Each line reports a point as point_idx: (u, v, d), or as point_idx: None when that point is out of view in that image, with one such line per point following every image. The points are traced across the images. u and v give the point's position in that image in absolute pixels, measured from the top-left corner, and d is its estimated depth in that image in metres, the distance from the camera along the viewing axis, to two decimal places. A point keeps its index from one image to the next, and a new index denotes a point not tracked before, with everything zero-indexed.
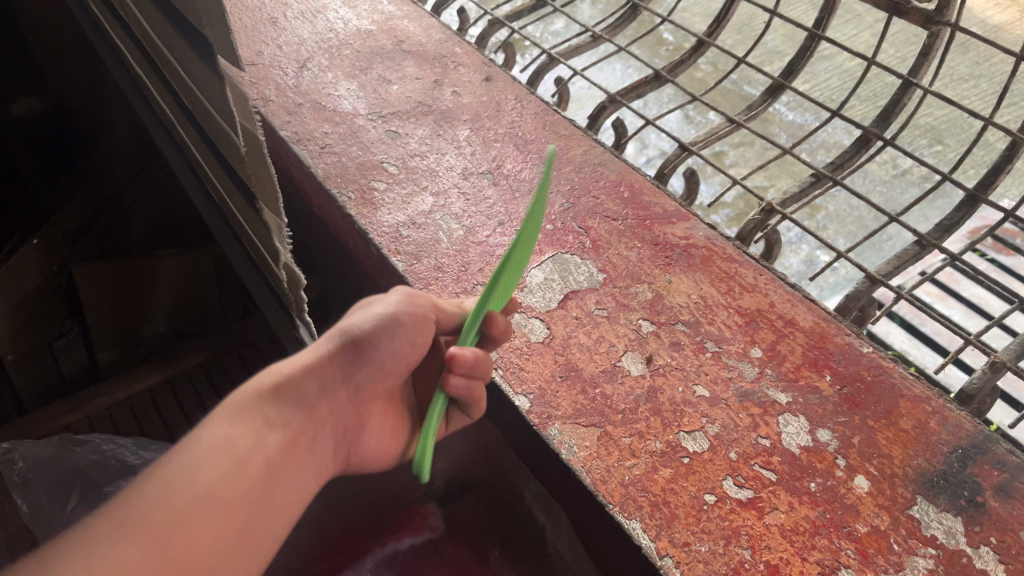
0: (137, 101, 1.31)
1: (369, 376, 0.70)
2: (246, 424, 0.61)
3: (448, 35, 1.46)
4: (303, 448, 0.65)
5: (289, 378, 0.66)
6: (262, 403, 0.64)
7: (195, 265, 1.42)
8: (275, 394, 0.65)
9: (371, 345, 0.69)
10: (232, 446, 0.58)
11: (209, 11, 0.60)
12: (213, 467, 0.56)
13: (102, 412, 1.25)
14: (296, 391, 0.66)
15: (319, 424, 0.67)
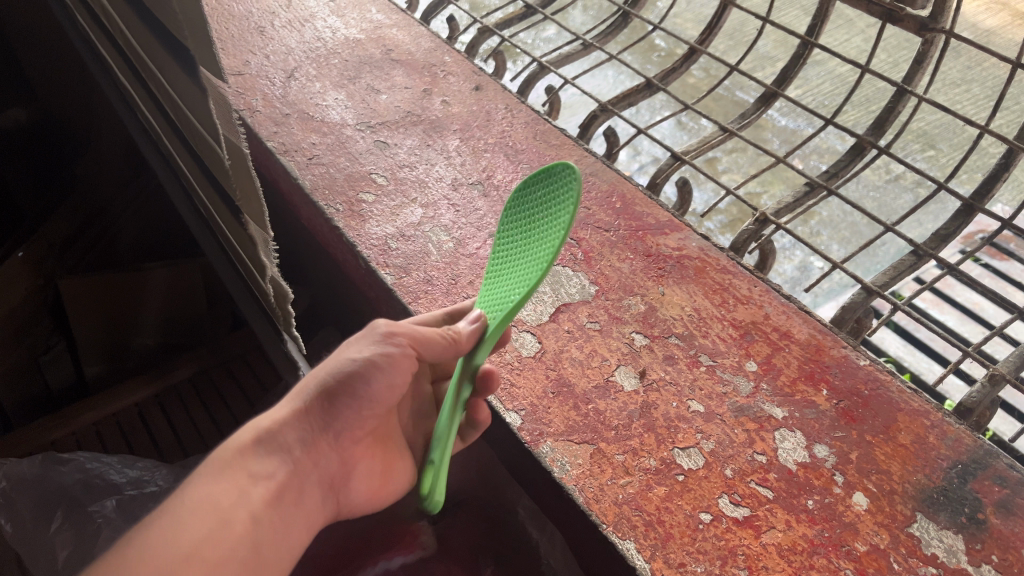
0: (123, 111, 1.29)
1: (352, 421, 0.69)
2: (228, 481, 0.62)
3: (438, 44, 1.44)
4: (289, 501, 0.65)
5: (271, 429, 0.66)
6: (247, 458, 0.64)
7: (184, 277, 1.40)
8: (259, 447, 0.65)
9: (353, 391, 0.67)
10: (214, 503, 0.60)
11: (188, 20, 0.58)
12: (196, 524, 0.58)
13: (88, 429, 1.23)
14: (280, 443, 0.66)
15: (305, 473, 0.67)
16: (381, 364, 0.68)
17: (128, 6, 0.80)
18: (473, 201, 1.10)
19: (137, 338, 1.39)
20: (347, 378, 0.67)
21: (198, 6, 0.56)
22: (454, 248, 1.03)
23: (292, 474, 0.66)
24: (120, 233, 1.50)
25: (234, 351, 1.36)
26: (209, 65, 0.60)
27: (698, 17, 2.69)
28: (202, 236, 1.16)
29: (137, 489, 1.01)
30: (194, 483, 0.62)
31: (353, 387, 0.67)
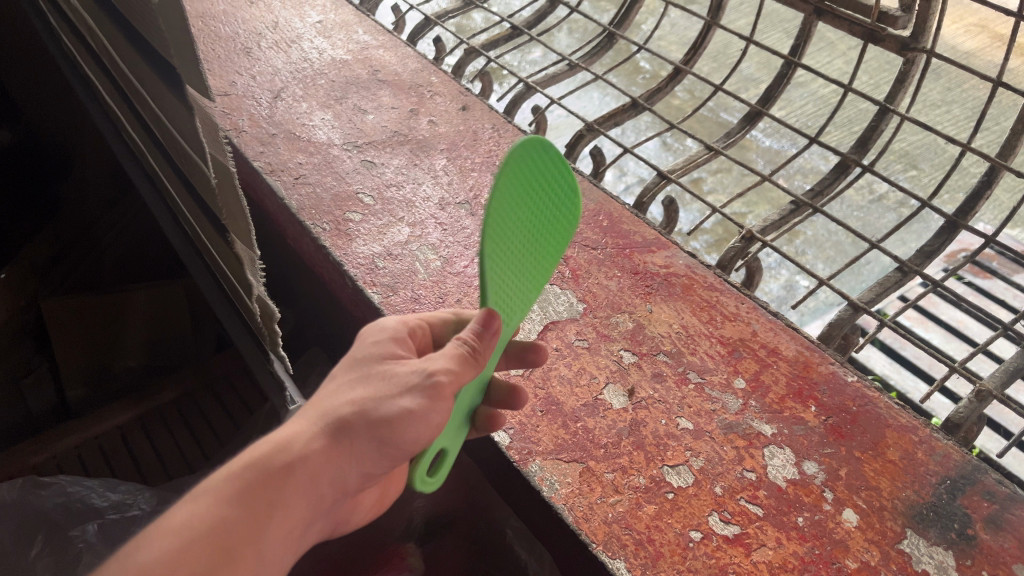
0: (109, 133, 1.29)
1: (387, 461, 0.59)
2: (244, 510, 0.53)
3: (424, 65, 1.45)
4: (297, 534, 0.57)
5: (304, 457, 0.56)
6: (269, 482, 0.55)
7: (167, 298, 1.39)
8: (285, 476, 0.55)
9: (395, 437, 0.56)
10: (222, 533, 0.51)
11: (174, 37, 0.58)
12: (198, 563, 0.49)
13: (70, 452, 1.21)
14: (309, 474, 0.56)
15: (320, 505, 0.58)
16: (432, 409, 0.56)
17: (114, 27, 0.80)
18: (460, 220, 1.10)
19: (119, 359, 1.37)
20: (396, 421, 0.56)
21: (182, 19, 0.55)
22: (442, 266, 1.02)
23: (308, 510, 0.57)
24: (103, 256, 1.48)
25: (220, 372, 1.34)
26: (195, 82, 0.60)
27: (682, 40, 2.72)
28: (187, 256, 1.15)
29: (119, 513, 1.00)
30: (201, 502, 0.52)
31: (398, 431, 0.56)
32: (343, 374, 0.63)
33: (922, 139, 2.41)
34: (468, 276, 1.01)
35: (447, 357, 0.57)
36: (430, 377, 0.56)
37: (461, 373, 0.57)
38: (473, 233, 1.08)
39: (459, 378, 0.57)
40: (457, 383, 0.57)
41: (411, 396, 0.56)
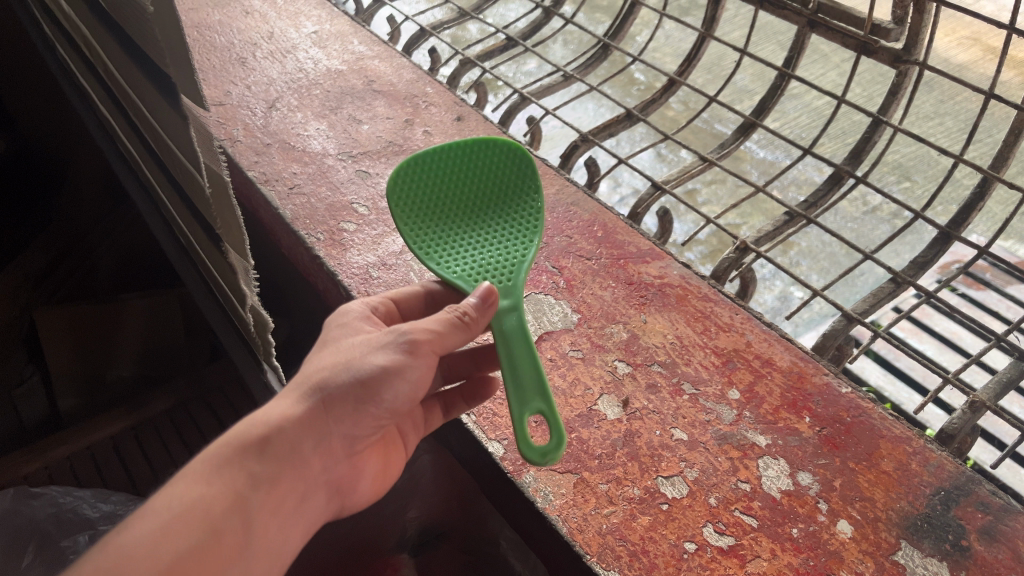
0: (104, 142, 1.29)
1: (365, 421, 0.63)
2: (225, 484, 0.53)
3: (419, 75, 1.45)
4: (284, 509, 0.57)
5: (280, 428, 0.58)
6: (248, 453, 0.56)
7: (162, 308, 1.40)
8: (262, 447, 0.57)
9: (373, 397, 0.61)
10: (207, 509, 0.51)
11: (170, 47, 0.58)
12: (190, 532, 0.49)
13: (62, 463, 1.22)
14: (285, 446, 0.58)
15: (303, 479, 0.59)
16: (407, 366, 0.62)
17: (111, 37, 0.80)
18: None
19: (112, 369, 1.35)
20: (372, 380, 0.61)
21: (177, 27, 0.55)
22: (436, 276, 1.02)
23: (294, 477, 0.58)
24: (96, 266, 1.49)
25: (214, 382, 1.33)
26: (190, 91, 0.60)
27: (677, 52, 2.73)
28: (181, 266, 1.15)
29: (110, 523, 1.00)
30: (185, 480, 0.52)
31: (375, 391, 0.61)
32: (337, 359, 0.62)
33: (916, 150, 2.42)
34: None
35: (428, 319, 0.64)
36: (407, 333, 0.62)
37: (440, 334, 0.63)
38: None
39: (438, 339, 0.63)
40: (437, 340, 0.64)
41: (388, 351, 0.62)
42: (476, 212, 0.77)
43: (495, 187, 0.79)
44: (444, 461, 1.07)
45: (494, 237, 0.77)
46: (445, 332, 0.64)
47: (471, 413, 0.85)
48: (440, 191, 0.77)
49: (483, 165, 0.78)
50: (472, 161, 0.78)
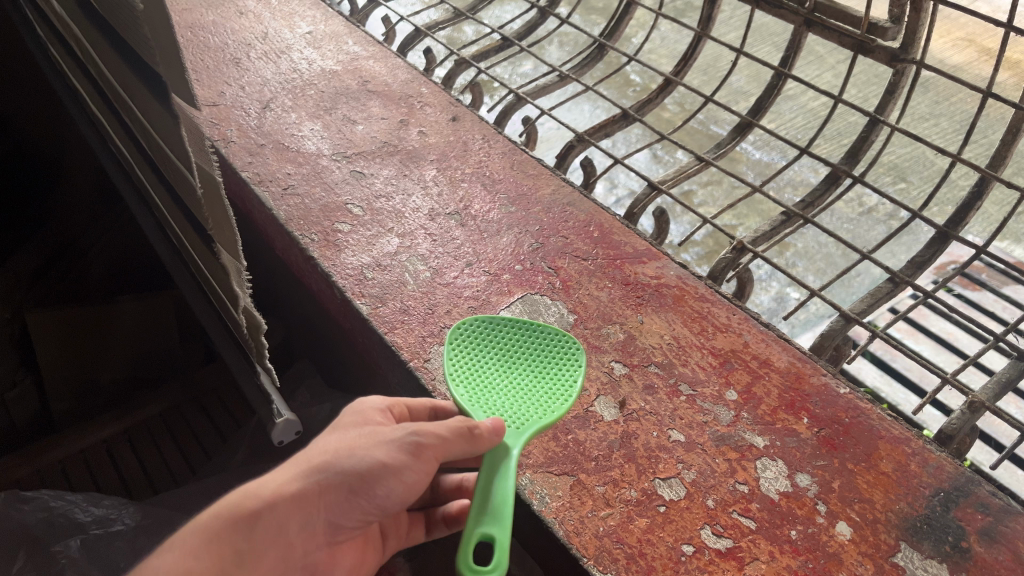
0: (96, 142, 1.28)
1: (355, 516, 0.64)
2: (210, 558, 0.57)
3: (414, 76, 1.44)
4: None
5: (271, 505, 0.59)
6: (236, 528, 0.59)
7: (153, 309, 1.38)
8: (252, 522, 0.59)
9: (366, 490, 0.62)
10: None
11: (160, 44, 0.57)
12: None
13: (55, 466, 1.21)
14: (276, 523, 0.60)
15: (288, 557, 0.62)
16: (406, 467, 0.63)
17: (101, 37, 0.79)
18: (450, 230, 1.09)
19: (104, 372, 1.35)
20: (368, 474, 0.62)
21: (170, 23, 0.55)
22: (431, 277, 1.01)
23: (273, 559, 0.60)
24: (89, 267, 1.48)
25: (207, 386, 1.35)
26: (181, 88, 0.59)
27: (672, 53, 2.73)
28: (173, 266, 1.14)
29: (103, 528, 0.99)
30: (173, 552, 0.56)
31: (369, 485, 0.62)
32: (341, 445, 0.63)
33: (912, 151, 2.42)
34: (458, 286, 1.00)
35: (441, 423, 0.65)
36: (416, 435, 0.63)
37: (447, 440, 0.64)
38: (463, 244, 1.07)
39: (443, 445, 0.64)
40: (442, 446, 0.64)
41: (392, 448, 0.63)
42: (511, 374, 0.78)
43: (539, 366, 0.79)
44: None
45: (519, 397, 0.75)
46: (451, 440, 0.64)
47: None
48: (488, 354, 0.80)
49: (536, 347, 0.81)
50: (527, 340, 0.81)
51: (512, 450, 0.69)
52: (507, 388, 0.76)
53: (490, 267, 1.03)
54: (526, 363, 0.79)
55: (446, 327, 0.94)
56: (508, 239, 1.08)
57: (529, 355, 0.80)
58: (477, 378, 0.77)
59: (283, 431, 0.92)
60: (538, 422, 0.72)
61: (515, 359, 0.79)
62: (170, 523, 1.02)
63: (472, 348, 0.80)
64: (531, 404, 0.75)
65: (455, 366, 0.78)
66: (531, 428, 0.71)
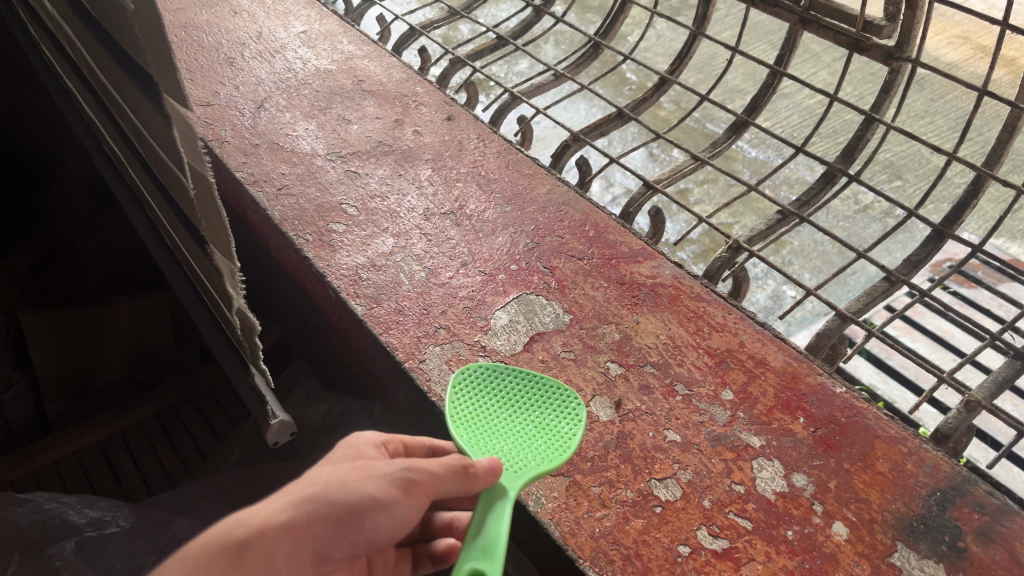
0: (89, 141, 1.27)
1: (343, 547, 0.62)
2: None
3: (409, 75, 1.44)
4: None
5: (259, 534, 0.58)
6: (224, 556, 0.57)
7: (149, 309, 1.37)
8: (240, 551, 0.57)
9: (354, 523, 0.60)
10: None
11: (151, 45, 0.57)
12: None
13: (50, 468, 1.22)
14: (263, 552, 0.58)
15: None
16: (397, 502, 0.61)
17: (93, 38, 0.79)
18: (445, 230, 1.08)
19: (100, 373, 1.35)
20: (357, 506, 0.60)
21: (162, 26, 0.55)
22: (427, 277, 1.01)
23: None
24: (85, 267, 1.48)
25: (203, 387, 1.35)
26: (174, 90, 0.59)
27: (668, 51, 2.73)
28: (168, 267, 1.13)
29: (97, 530, 0.99)
30: None
31: (359, 518, 0.60)
32: (332, 475, 0.62)
33: (908, 149, 2.42)
34: (453, 287, 1.00)
35: (434, 460, 0.64)
36: (408, 470, 0.62)
37: (439, 478, 0.63)
38: (459, 243, 1.06)
39: (435, 482, 0.63)
40: (434, 483, 0.63)
41: (384, 482, 0.61)
42: (513, 418, 0.77)
43: (541, 414, 0.78)
44: None
45: (520, 442, 0.74)
46: (444, 477, 0.63)
47: None
48: (489, 399, 0.79)
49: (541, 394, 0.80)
50: (530, 386, 0.80)
51: (509, 491, 0.68)
52: (509, 432, 0.75)
53: (485, 267, 1.03)
54: (528, 409, 0.78)
55: (441, 328, 0.94)
56: (503, 238, 1.07)
57: (532, 400, 0.79)
58: (478, 422, 0.76)
59: (277, 433, 0.92)
60: (537, 467, 0.71)
61: (519, 405, 0.78)
62: (166, 524, 1.01)
63: (475, 392, 0.80)
64: (532, 450, 0.73)
65: (457, 408, 0.77)
66: (530, 472, 0.70)
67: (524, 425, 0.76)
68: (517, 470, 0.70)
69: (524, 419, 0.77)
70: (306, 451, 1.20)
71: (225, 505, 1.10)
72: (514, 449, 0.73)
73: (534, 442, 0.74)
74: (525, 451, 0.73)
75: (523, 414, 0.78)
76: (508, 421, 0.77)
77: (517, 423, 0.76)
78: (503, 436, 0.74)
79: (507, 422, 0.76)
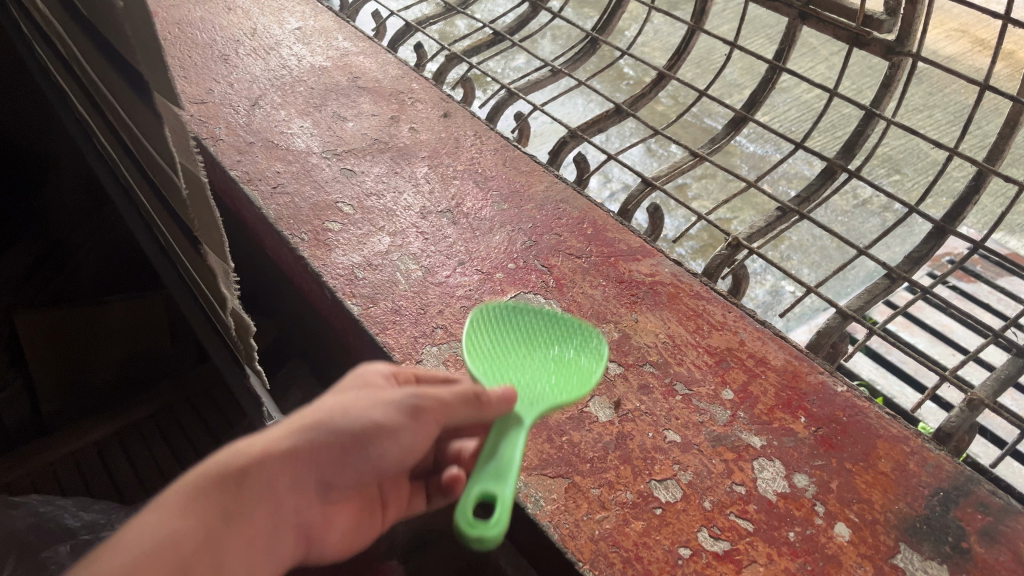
0: (82, 140, 1.26)
1: (348, 477, 0.62)
2: (199, 515, 0.52)
3: (405, 71, 1.43)
4: (261, 550, 0.55)
5: (263, 459, 0.57)
6: (225, 485, 0.55)
7: (145, 309, 1.37)
8: (243, 481, 0.55)
9: (362, 449, 0.61)
10: (176, 547, 0.50)
11: (141, 43, 0.56)
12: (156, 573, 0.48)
13: (45, 469, 1.21)
14: (267, 479, 0.56)
15: (278, 522, 0.57)
16: (404, 429, 0.62)
17: (84, 37, 0.78)
18: (442, 229, 1.07)
19: (95, 373, 1.33)
20: (364, 433, 0.61)
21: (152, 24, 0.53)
22: (423, 277, 1.00)
23: (266, 518, 0.56)
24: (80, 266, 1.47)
25: (200, 387, 1.35)
26: (164, 88, 0.58)
27: (666, 46, 2.72)
28: (162, 266, 1.12)
29: (92, 534, 0.97)
30: (155, 514, 0.51)
31: (366, 444, 0.61)
32: (332, 407, 0.62)
33: (906, 143, 2.41)
34: (450, 286, 0.99)
35: (442, 390, 0.65)
36: (415, 397, 0.63)
37: (450, 403, 0.64)
38: (456, 242, 1.05)
39: (446, 408, 0.64)
40: (443, 409, 0.64)
41: (390, 410, 0.62)
42: (532, 358, 0.75)
43: (562, 353, 0.77)
44: None
45: (536, 376, 0.73)
46: (453, 404, 0.64)
47: None
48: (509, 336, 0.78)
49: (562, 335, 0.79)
50: (551, 325, 0.79)
51: (524, 421, 0.66)
52: (527, 366, 0.74)
53: (482, 265, 1.02)
54: (547, 349, 0.77)
55: (438, 327, 0.93)
56: (501, 237, 1.06)
57: (552, 340, 0.78)
58: (495, 357, 0.75)
59: None
60: (551, 399, 0.69)
61: (539, 342, 0.77)
62: None
63: (495, 333, 0.80)
64: (549, 382, 0.72)
65: (474, 343, 0.78)
66: (544, 404, 0.69)
67: (542, 360, 0.75)
68: (532, 400, 0.69)
69: (543, 356, 0.76)
70: None
71: None
72: (532, 381, 0.72)
73: (551, 375, 0.73)
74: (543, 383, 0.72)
75: (543, 351, 0.76)
76: (526, 358, 0.75)
77: (535, 359, 0.75)
78: (519, 369, 0.73)
79: (525, 357, 0.75)
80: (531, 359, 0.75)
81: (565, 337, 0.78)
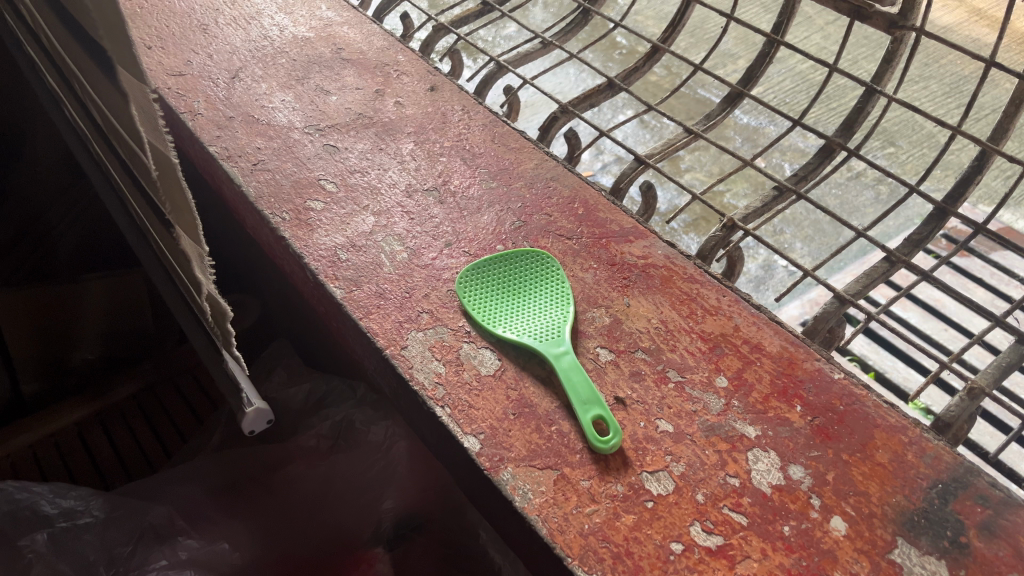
0: (52, 109, 1.21)
1: None
2: None
3: (391, 43, 1.38)
4: None
5: None
6: None
7: (121, 289, 1.32)
8: None
9: None
10: None
11: (103, 19, 0.52)
12: None
13: (24, 452, 1.17)
14: None
15: None
16: None
17: (48, 6, 0.73)
18: (428, 208, 1.04)
19: (77, 352, 1.32)
20: None
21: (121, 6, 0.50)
22: (409, 259, 0.97)
23: None
24: (58, 243, 1.45)
25: (181, 365, 1.34)
26: (132, 63, 0.53)
27: (660, 15, 2.66)
28: (136, 243, 1.08)
29: (70, 521, 0.94)
30: None
31: None
32: None
33: (901, 115, 2.38)
34: (436, 268, 0.95)
35: None
36: None
37: None
38: (442, 222, 1.02)
39: None
40: None
41: None
42: (513, 289, 0.92)
43: (532, 280, 0.93)
44: (420, 453, 1.11)
45: (526, 321, 0.88)
46: None
47: (446, 406, 0.81)
48: (491, 289, 0.92)
49: (522, 266, 0.94)
50: (518, 263, 0.95)
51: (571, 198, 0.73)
52: (522, 314, 0.89)
53: (470, 247, 0.98)
54: (517, 283, 0.93)
55: (423, 312, 0.90)
56: (488, 217, 1.03)
57: (521, 272, 0.94)
58: (492, 314, 0.89)
59: (254, 420, 0.85)
60: (556, 341, 0.85)
61: (519, 283, 0.93)
62: (142, 513, 0.98)
63: (479, 284, 0.93)
64: (541, 324, 0.87)
65: (468, 307, 0.90)
66: (550, 346, 0.84)
67: (528, 302, 0.90)
68: (539, 340, 0.85)
69: (523, 290, 0.92)
70: (288, 436, 1.16)
71: (203, 492, 1.05)
72: (526, 328, 0.87)
73: (537, 313, 0.89)
74: (537, 323, 0.87)
75: (524, 285, 0.92)
76: (512, 296, 0.91)
77: (518, 298, 0.91)
78: (516, 321, 0.88)
79: (510, 306, 0.90)
80: (518, 304, 0.90)
81: (527, 266, 0.95)
